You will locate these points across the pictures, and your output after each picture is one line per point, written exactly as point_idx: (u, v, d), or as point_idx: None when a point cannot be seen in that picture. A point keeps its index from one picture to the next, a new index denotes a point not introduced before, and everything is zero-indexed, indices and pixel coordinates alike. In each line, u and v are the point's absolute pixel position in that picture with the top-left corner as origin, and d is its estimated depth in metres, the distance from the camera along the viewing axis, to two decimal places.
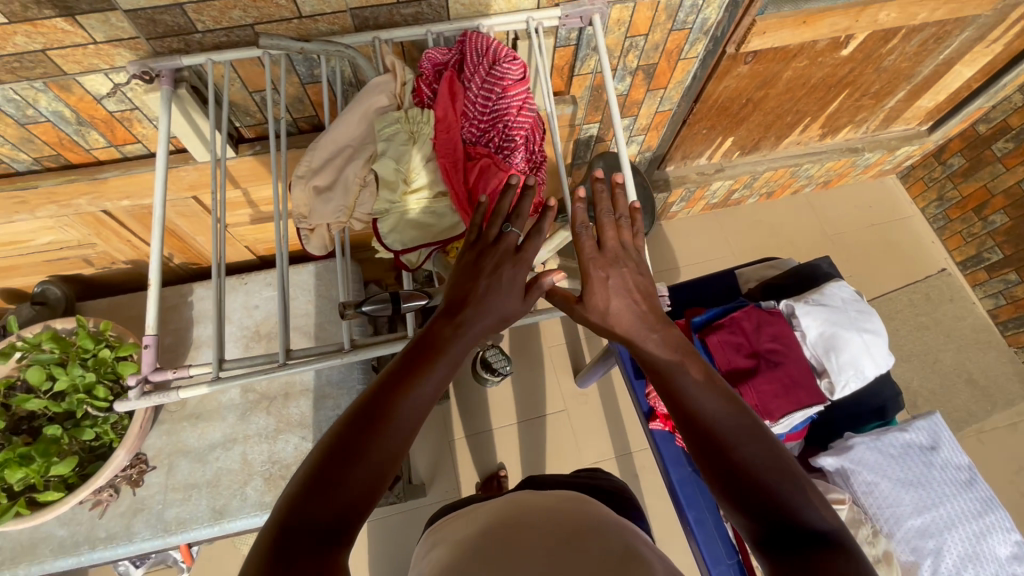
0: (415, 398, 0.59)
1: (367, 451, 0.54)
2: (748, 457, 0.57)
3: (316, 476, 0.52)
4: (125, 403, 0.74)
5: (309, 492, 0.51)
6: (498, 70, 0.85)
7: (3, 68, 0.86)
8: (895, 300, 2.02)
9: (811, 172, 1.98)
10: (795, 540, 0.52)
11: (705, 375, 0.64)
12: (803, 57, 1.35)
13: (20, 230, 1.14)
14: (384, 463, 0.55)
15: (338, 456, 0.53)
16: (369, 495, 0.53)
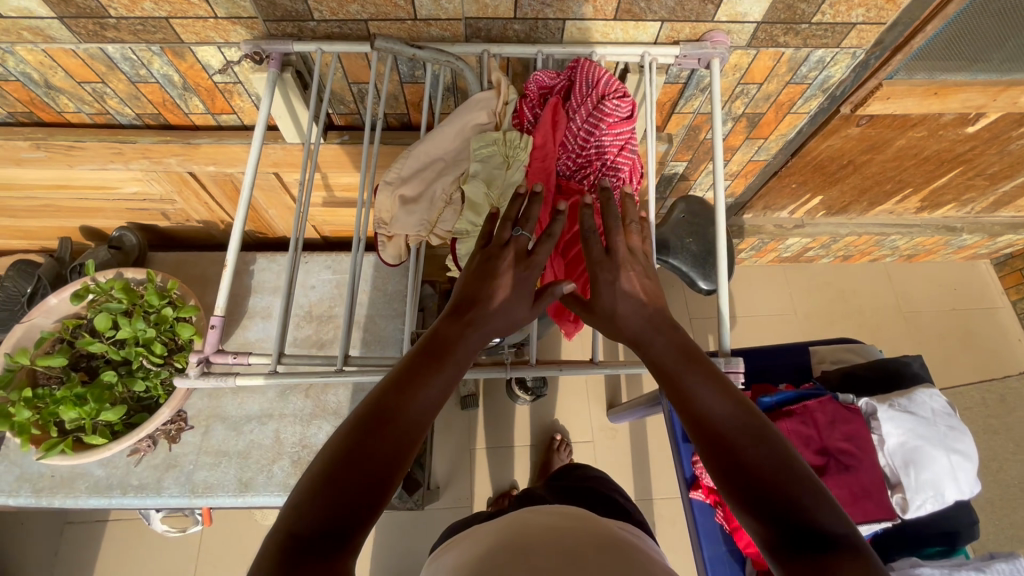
0: (420, 397, 0.57)
1: (370, 447, 0.52)
2: (758, 458, 0.52)
3: (324, 477, 0.50)
4: (185, 381, 0.74)
5: (318, 492, 0.49)
6: (602, 107, 0.80)
7: (127, 30, 0.88)
8: (966, 396, 1.86)
9: (898, 243, 1.85)
10: (809, 546, 0.46)
11: (702, 369, 0.60)
12: (922, 128, 1.24)
13: (111, 178, 1.18)
14: (395, 457, 0.53)
15: (349, 457, 0.51)
16: (376, 487, 0.50)
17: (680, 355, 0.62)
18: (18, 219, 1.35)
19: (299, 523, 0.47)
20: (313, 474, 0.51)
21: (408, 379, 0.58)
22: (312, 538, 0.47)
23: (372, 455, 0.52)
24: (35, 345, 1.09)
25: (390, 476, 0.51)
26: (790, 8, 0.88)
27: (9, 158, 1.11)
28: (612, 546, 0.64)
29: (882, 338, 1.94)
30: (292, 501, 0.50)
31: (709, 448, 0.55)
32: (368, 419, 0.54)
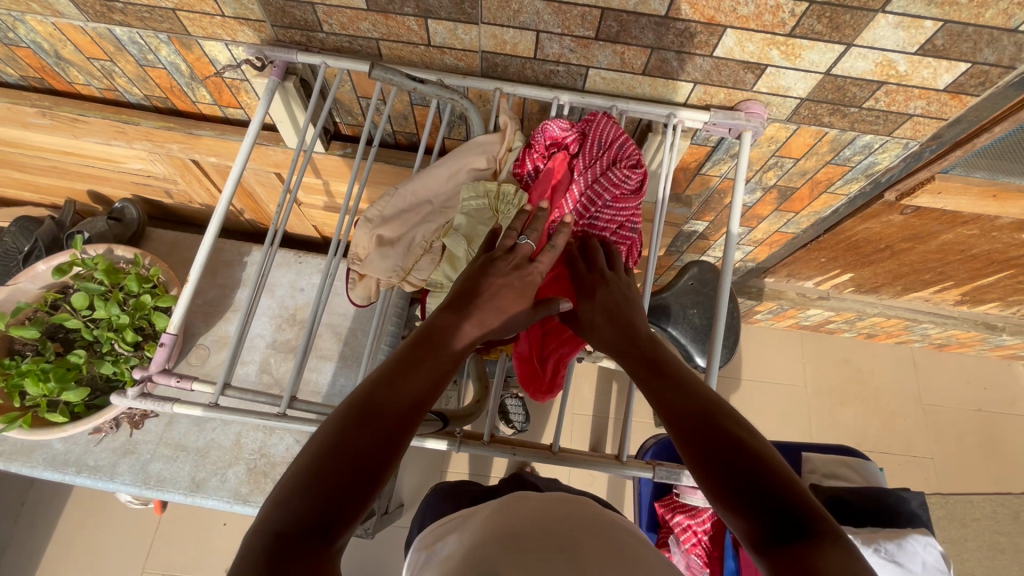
0: (408, 380, 0.52)
1: (358, 432, 0.48)
2: (734, 454, 0.49)
3: (312, 470, 0.46)
4: (121, 400, 0.72)
5: (306, 487, 0.44)
6: (610, 173, 0.74)
7: (134, 15, 0.85)
8: (978, 505, 1.72)
9: (929, 331, 1.72)
10: (791, 537, 0.43)
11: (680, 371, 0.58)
12: (974, 227, 1.13)
13: (115, 153, 1.17)
14: (388, 441, 0.48)
15: (340, 451, 0.46)
16: (365, 474, 0.46)
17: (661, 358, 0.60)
18: (28, 175, 1.35)
19: (281, 517, 0.43)
20: (300, 472, 0.46)
21: (397, 365, 0.54)
22: (299, 535, 0.42)
23: (365, 442, 0.48)
24: (13, 312, 1.08)
25: (384, 464, 0.47)
26: (839, 89, 0.79)
27: (18, 119, 1.10)
28: (604, 529, 0.53)
29: (895, 427, 1.81)
30: (271, 501, 0.44)
31: (684, 447, 0.52)
32: (359, 408, 0.50)
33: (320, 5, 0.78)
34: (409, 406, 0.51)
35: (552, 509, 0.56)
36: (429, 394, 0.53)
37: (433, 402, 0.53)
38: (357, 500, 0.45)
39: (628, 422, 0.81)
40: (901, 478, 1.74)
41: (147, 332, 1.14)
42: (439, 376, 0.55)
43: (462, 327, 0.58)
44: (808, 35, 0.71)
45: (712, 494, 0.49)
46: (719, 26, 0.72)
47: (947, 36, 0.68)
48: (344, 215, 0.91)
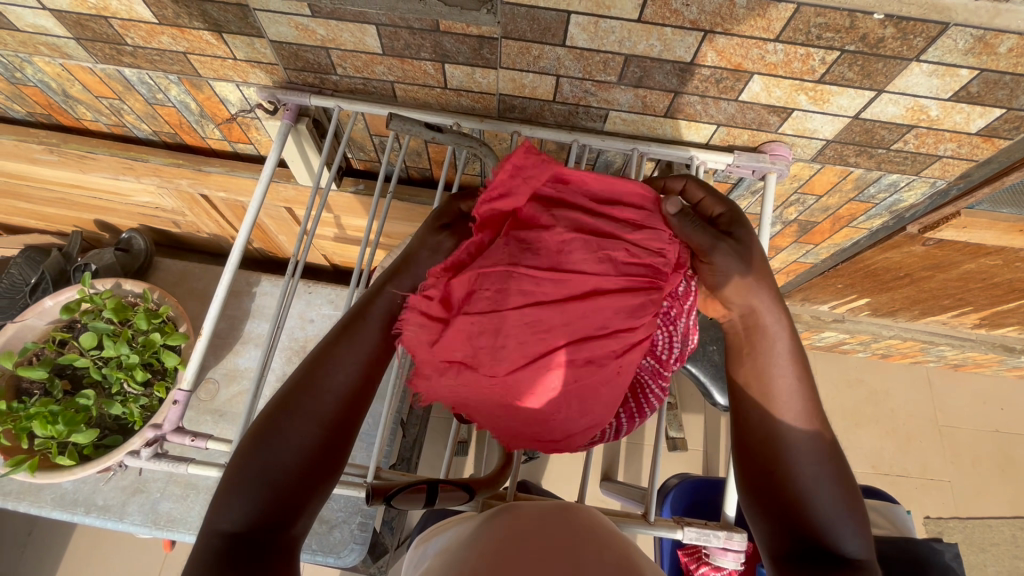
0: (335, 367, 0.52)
1: (286, 425, 0.49)
2: (810, 485, 0.52)
3: (251, 466, 0.47)
4: (136, 461, 0.76)
5: (255, 484, 0.46)
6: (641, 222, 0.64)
7: (144, 58, 0.83)
8: (996, 530, 1.69)
9: (945, 353, 1.69)
10: (822, 562, 0.50)
11: (801, 375, 0.56)
12: (997, 258, 1.10)
13: (124, 187, 1.15)
14: (336, 424, 0.51)
15: (275, 446, 0.48)
16: (316, 463, 0.49)
17: (792, 356, 0.56)
18: (36, 205, 1.34)
19: (233, 515, 0.45)
20: (243, 469, 0.47)
21: (330, 347, 0.53)
22: (242, 531, 0.44)
23: (295, 433, 0.49)
24: (21, 352, 1.07)
25: (334, 446, 0.51)
26: (868, 132, 0.77)
27: (25, 156, 1.08)
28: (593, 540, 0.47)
29: (911, 449, 1.78)
30: (217, 501, 0.46)
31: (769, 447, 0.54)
32: (288, 402, 0.50)
33: (335, 50, 0.76)
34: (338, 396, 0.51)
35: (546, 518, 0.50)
36: (363, 367, 0.53)
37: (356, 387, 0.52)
38: (308, 485, 0.48)
39: (655, 472, 0.78)
40: (917, 501, 1.72)
41: (157, 369, 1.12)
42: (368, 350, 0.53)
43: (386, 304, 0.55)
44: (837, 82, 0.69)
45: (761, 491, 0.54)
46: (746, 73, 0.70)
47: (982, 84, 0.66)
48: (364, 249, 0.86)
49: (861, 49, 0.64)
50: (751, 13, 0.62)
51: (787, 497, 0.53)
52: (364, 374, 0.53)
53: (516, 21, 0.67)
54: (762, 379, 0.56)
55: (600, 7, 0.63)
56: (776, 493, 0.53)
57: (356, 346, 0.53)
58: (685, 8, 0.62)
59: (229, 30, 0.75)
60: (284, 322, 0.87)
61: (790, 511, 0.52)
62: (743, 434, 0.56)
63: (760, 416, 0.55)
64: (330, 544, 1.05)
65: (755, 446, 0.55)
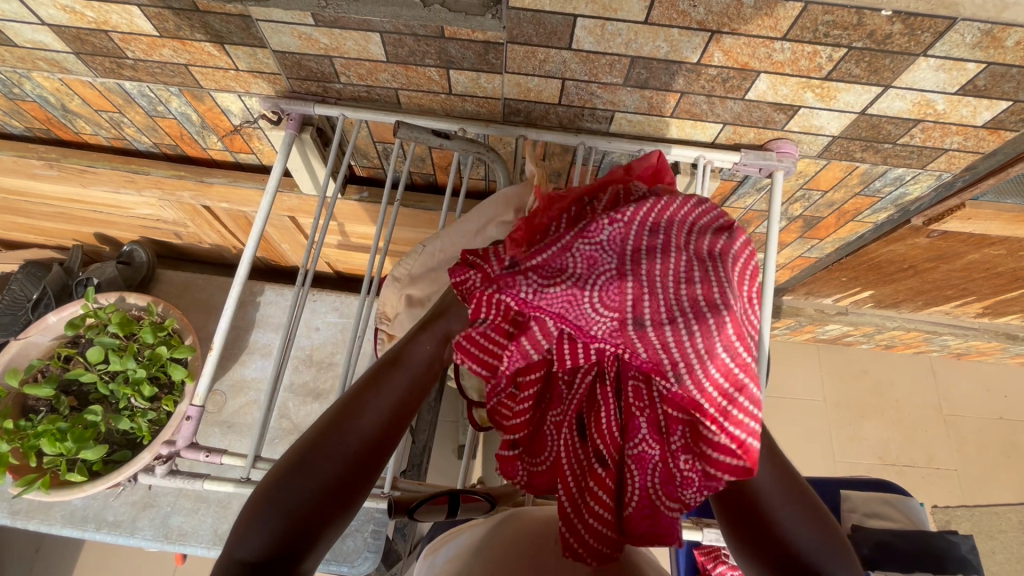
0: (376, 404, 0.49)
1: (317, 456, 0.45)
2: (793, 529, 0.48)
3: (277, 494, 0.43)
4: (151, 479, 0.77)
5: (273, 514, 0.42)
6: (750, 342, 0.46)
7: (145, 71, 0.82)
8: (1003, 517, 1.70)
9: (948, 342, 1.70)
10: None
11: (750, 421, 0.52)
12: (1000, 248, 1.10)
13: (124, 200, 1.15)
14: (361, 466, 0.46)
15: (305, 475, 0.44)
16: (335, 501, 0.44)
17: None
18: (34, 220, 1.33)
19: (252, 542, 0.41)
20: (268, 496, 0.43)
21: (376, 373, 0.51)
22: (264, 566, 0.40)
23: (326, 467, 0.45)
24: (26, 370, 1.06)
25: (356, 487, 0.45)
26: (874, 127, 0.77)
27: (24, 171, 1.08)
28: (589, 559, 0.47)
29: (916, 439, 1.79)
30: (236, 528, 0.43)
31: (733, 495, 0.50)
32: (323, 434, 0.46)
33: (339, 58, 0.75)
34: (376, 437, 0.48)
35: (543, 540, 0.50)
36: (393, 411, 0.49)
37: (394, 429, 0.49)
38: (323, 522, 0.43)
39: None
40: (925, 491, 1.72)
41: (164, 383, 1.11)
42: (399, 395, 0.50)
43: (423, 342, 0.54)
44: (844, 78, 0.69)
45: (742, 540, 0.50)
46: (753, 72, 0.69)
47: (989, 77, 0.66)
48: (373, 257, 0.86)
49: (868, 45, 0.64)
50: (759, 13, 0.62)
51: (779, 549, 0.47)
52: (393, 417, 0.49)
53: (521, 26, 0.66)
54: None
55: (606, 9, 0.63)
56: (768, 546, 0.48)
57: (392, 386, 0.50)
58: (692, 8, 0.62)
59: (231, 40, 0.74)
60: (294, 332, 0.87)
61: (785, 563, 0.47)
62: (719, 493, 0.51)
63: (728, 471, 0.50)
64: (344, 552, 1.05)
65: (723, 495, 0.51)
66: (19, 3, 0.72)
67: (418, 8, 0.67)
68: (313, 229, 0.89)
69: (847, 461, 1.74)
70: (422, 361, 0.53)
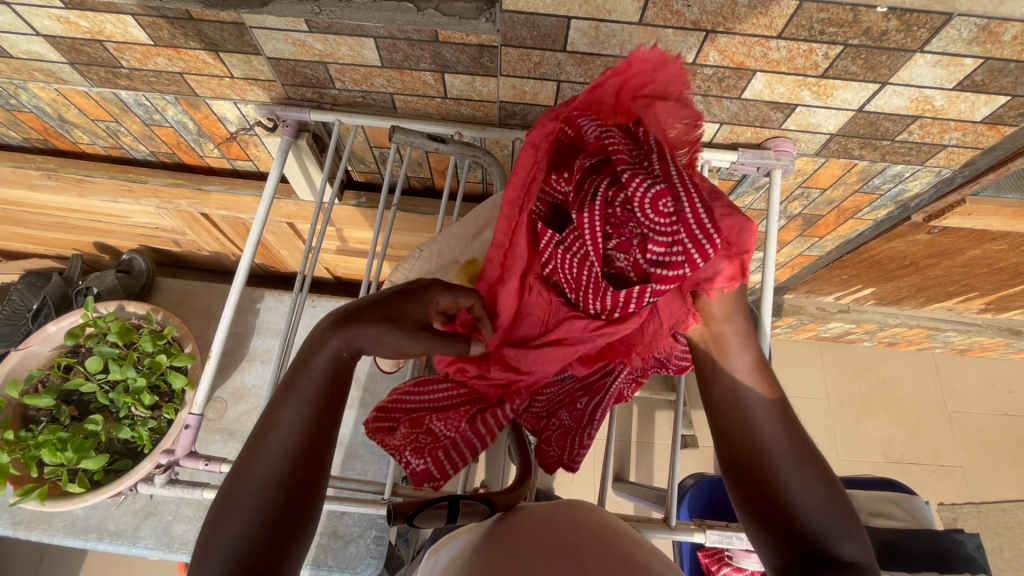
0: (291, 422, 0.46)
1: (246, 492, 0.43)
2: (797, 491, 0.48)
3: (217, 541, 0.41)
4: (150, 489, 0.77)
5: (221, 554, 0.41)
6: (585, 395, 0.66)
7: (140, 80, 0.83)
8: (1011, 515, 1.68)
9: (951, 339, 1.69)
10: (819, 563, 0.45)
11: (767, 388, 0.52)
12: (1002, 243, 1.09)
13: (123, 209, 1.15)
14: (300, 480, 0.45)
15: (242, 514, 0.42)
16: (281, 523, 0.43)
17: (762, 376, 0.52)
18: (32, 230, 1.32)
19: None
20: (211, 541, 0.42)
21: (287, 385, 0.48)
22: None
23: (259, 498, 0.43)
24: (27, 380, 1.06)
25: (300, 503, 0.44)
26: (872, 124, 0.76)
27: (22, 182, 1.08)
28: (619, 539, 0.44)
29: (922, 436, 1.78)
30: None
31: (735, 455, 0.51)
32: (248, 466, 0.45)
33: (333, 64, 0.75)
34: (306, 448, 0.46)
35: (567, 519, 0.46)
36: (315, 417, 0.47)
37: (322, 437, 0.47)
38: (280, 542, 0.42)
39: (674, 474, 0.77)
40: (931, 489, 1.72)
41: (164, 392, 1.11)
42: (316, 400, 0.47)
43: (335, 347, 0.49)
44: (841, 76, 0.68)
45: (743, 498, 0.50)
46: (749, 71, 0.69)
47: (987, 72, 0.65)
48: (370, 261, 0.84)
49: (865, 42, 0.63)
50: (753, 12, 0.61)
51: (777, 502, 0.48)
52: (316, 417, 0.47)
53: (515, 29, 0.66)
54: (732, 395, 0.52)
55: (600, 11, 0.63)
56: (769, 504, 0.48)
57: (306, 391, 0.48)
58: (687, 8, 0.62)
59: (225, 48, 0.74)
60: (292, 339, 0.86)
61: (784, 519, 0.48)
62: (727, 454, 0.52)
63: (738, 430, 0.51)
64: (346, 560, 1.04)
65: (729, 454, 0.52)
66: (14, 15, 0.72)
67: (412, 13, 0.67)
68: (311, 234, 0.88)
69: (852, 459, 1.73)
70: (325, 366, 0.49)
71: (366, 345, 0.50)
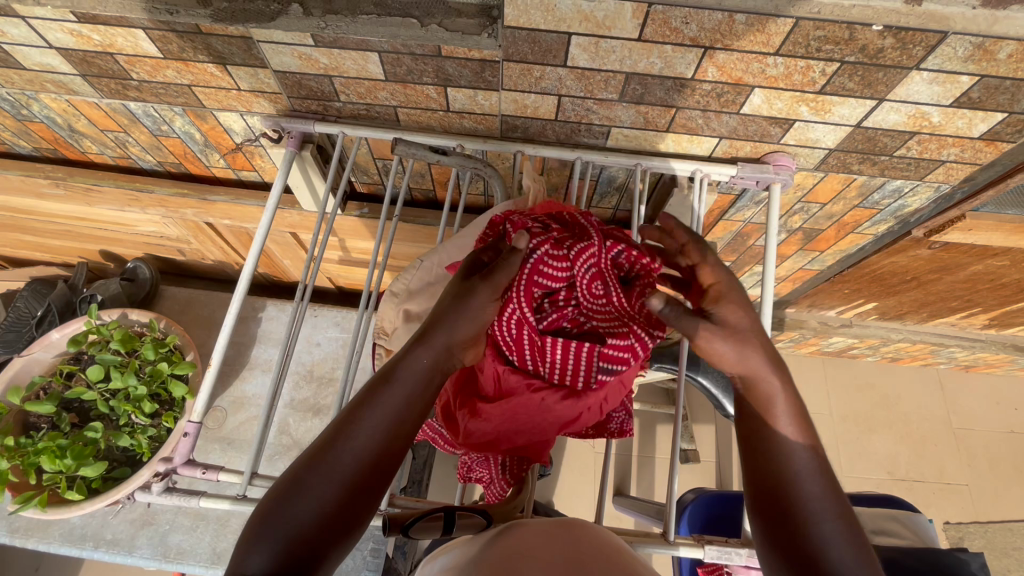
0: (366, 429, 0.46)
1: (309, 481, 0.43)
2: (828, 540, 0.44)
3: (281, 518, 0.41)
4: (147, 497, 0.76)
5: (276, 534, 0.40)
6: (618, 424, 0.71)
7: (149, 91, 0.84)
8: (1018, 534, 1.65)
9: (955, 355, 1.67)
10: None
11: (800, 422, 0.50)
12: (1004, 258, 1.09)
13: (130, 218, 1.16)
14: (362, 489, 0.44)
15: (304, 505, 0.42)
16: (336, 527, 0.42)
17: (798, 419, 0.50)
18: (40, 238, 1.34)
19: (254, 561, 0.39)
20: (272, 515, 0.41)
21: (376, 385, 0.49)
22: None
23: (317, 494, 0.43)
24: (28, 387, 1.06)
25: (360, 509, 0.44)
26: (870, 140, 0.77)
27: (31, 191, 1.10)
28: (621, 562, 0.42)
29: (926, 453, 1.76)
30: (239, 549, 0.41)
31: (755, 478, 0.49)
32: (316, 459, 0.44)
33: (338, 78, 0.77)
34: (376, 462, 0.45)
35: (564, 533, 0.46)
36: (392, 427, 0.47)
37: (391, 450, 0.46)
38: (331, 546, 0.42)
39: (672, 488, 0.76)
40: (937, 507, 1.69)
41: (164, 399, 1.11)
42: (398, 411, 0.47)
43: (414, 351, 0.49)
44: (838, 92, 0.69)
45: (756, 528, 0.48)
46: (747, 86, 0.70)
47: (983, 89, 0.66)
48: (371, 271, 0.84)
49: (861, 60, 0.64)
50: (751, 29, 0.62)
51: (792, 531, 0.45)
52: (394, 435, 0.47)
53: (517, 44, 0.67)
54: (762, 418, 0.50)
55: (600, 27, 0.64)
56: (796, 549, 0.44)
57: (394, 394, 0.48)
58: (685, 25, 0.63)
59: (233, 61, 0.76)
60: (292, 348, 0.86)
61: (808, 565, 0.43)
62: (748, 478, 0.50)
63: (759, 452, 0.49)
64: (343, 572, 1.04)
65: (749, 479, 0.49)
66: (28, 27, 0.74)
67: (415, 29, 0.68)
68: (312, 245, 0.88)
69: (854, 476, 1.71)
70: (416, 378, 0.49)
71: (450, 336, 0.50)
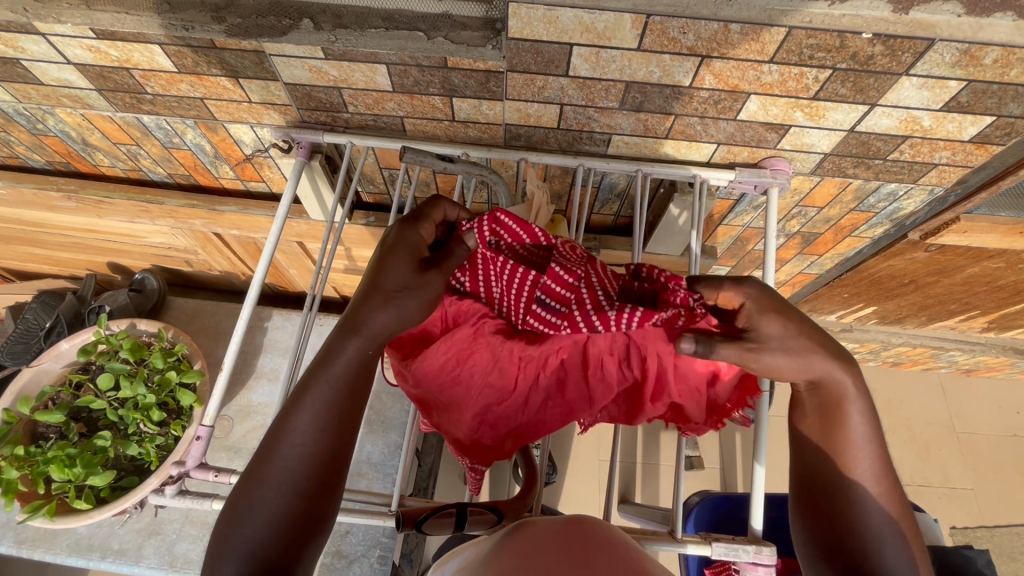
0: (300, 437, 0.44)
1: (253, 500, 0.42)
2: (876, 531, 0.46)
3: (236, 539, 0.41)
4: (161, 499, 0.76)
5: (235, 553, 0.40)
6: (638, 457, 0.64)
7: (163, 105, 0.87)
8: None
9: (956, 358, 1.68)
10: None
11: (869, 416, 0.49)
12: (999, 260, 1.10)
13: (139, 229, 1.19)
14: (319, 488, 0.44)
15: (257, 523, 0.41)
16: (296, 533, 0.42)
17: (871, 419, 0.49)
18: (49, 250, 1.36)
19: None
20: (227, 540, 0.41)
21: (303, 389, 0.46)
22: None
23: (268, 509, 0.42)
24: (38, 397, 1.08)
25: (322, 508, 0.43)
26: (864, 144, 0.79)
27: (44, 204, 1.12)
28: (625, 555, 0.43)
29: (931, 457, 1.76)
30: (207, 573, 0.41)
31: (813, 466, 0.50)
32: (258, 477, 0.43)
33: (347, 89, 0.79)
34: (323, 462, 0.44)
35: (575, 535, 0.45)
36: (334, 426, 0.45)
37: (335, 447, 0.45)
38: (297, 549, 0.42)
39: (679, 489, 0.76)
40: (943, 511, 1.69)
41: (172, 409, 1.12)
42: (333, 410, 0.46)
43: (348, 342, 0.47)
44: (832, 98, 0.72)
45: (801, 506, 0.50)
46: (743, 93, 0.72)
47: (971, 93, 0.68)
48: None
49: (853, 66, 0.67)
50: (745, 38, 0.65)
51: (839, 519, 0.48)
52: (335, 429, 0.46)
53: (521, 55, 0.70)
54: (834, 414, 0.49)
55: (601, 38, 0.66)
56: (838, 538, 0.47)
57: (322, 393, 0.46)
58: (682, 36, 0.65)
59: (245, 75, 0.78)
60: (302, 355, 0.88)
61: (850, 554, 0.46)
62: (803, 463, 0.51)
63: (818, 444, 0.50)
64: None
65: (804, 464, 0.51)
66: (48, 44, 0.76)
67: (422, 41, 0.70)
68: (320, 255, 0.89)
69: None
70: (342, 370, 0.47)
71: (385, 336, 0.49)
